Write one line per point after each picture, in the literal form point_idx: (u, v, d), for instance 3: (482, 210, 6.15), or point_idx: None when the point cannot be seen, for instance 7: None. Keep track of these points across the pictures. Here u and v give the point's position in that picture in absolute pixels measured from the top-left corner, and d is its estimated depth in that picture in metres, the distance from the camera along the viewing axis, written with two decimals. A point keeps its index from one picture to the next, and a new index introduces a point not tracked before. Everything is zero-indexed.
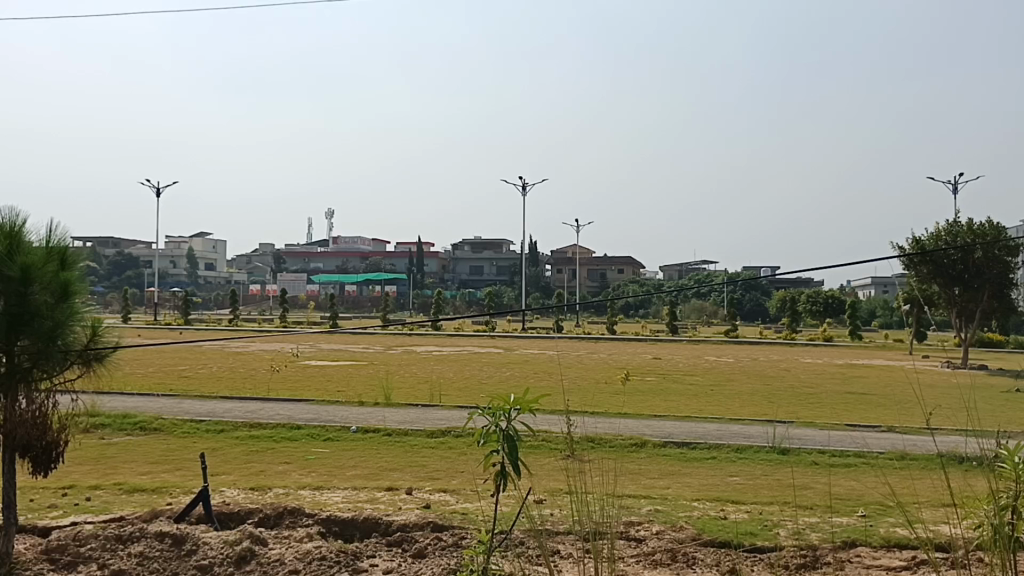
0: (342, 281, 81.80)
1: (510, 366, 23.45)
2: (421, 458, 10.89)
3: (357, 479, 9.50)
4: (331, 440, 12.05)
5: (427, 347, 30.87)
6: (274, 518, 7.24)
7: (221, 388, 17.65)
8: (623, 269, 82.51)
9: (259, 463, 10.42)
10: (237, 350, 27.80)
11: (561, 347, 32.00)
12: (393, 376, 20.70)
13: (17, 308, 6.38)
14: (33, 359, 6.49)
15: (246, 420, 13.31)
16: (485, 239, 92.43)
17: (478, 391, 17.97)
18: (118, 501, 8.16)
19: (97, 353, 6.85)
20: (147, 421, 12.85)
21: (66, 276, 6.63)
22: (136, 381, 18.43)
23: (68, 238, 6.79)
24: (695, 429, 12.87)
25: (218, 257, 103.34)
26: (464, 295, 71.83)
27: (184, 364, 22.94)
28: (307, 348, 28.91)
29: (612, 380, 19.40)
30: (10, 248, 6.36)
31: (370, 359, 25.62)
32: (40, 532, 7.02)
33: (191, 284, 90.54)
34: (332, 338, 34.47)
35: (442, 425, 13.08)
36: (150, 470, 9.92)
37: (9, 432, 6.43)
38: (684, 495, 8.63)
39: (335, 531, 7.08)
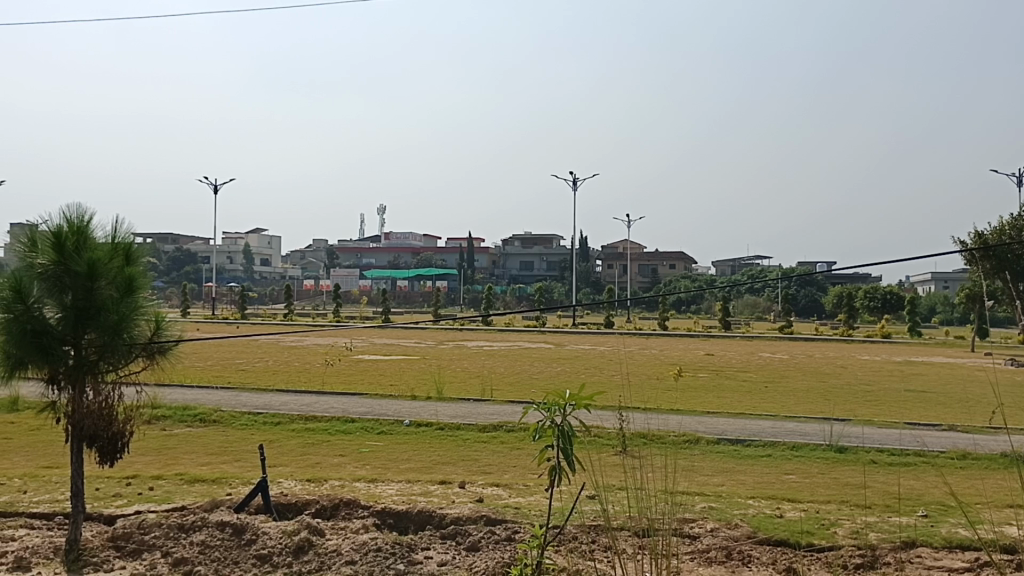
0: (393, 276, 82.50)
1: (561, 362, 23.41)
2: (474, 452, 10.95)
3: (410, 472, 9.59)
4: (385, 434, 12.18)
5: (477, 342, 30.99)
6: (330, 509, 7.35)
7: (276, 381, 17.95)
8: (674, 265, 81.77)
9: (315, 456, 10.59)
10: (292, 344, 28.22)
11: (612, 343, 31.91)
12: (444, 371, 20.82)
13: (84, 302, 6.60)
14: (99, 352, 6.69)
15: (301, 413, 13.52)
16: (535, 234, 92.47)
17: (529, 387, 17.97)
18: (179, 490, 8.37)
19: (160, 346, 7.02)
20: (206, 413, 13.15)
21: (130, 272, 6.81)
22: (195, 373, 18.83)
23: (133, 234, 6.99)
24: (749, 426, 12.73)
25: (273, 252, 104.94)
26: (515, 291, 71.90)
27: (240, 357, 23.38)
28: (360, 343, 29.21)
29: (664, 377, 19.28)
30: (77, 244, 6.57)
31: (422, 354, 25.80)
32: (105, 520, 7.24)
33: (247, 279, 92.10)
34: (384, 333, 34.76)
35: (494, 420, 13.14)
36: (209, 461, 10.15)
37: (76, 423, 6.64)
38: (738, 493, 8.54)
39: (390, 523, 7.17)
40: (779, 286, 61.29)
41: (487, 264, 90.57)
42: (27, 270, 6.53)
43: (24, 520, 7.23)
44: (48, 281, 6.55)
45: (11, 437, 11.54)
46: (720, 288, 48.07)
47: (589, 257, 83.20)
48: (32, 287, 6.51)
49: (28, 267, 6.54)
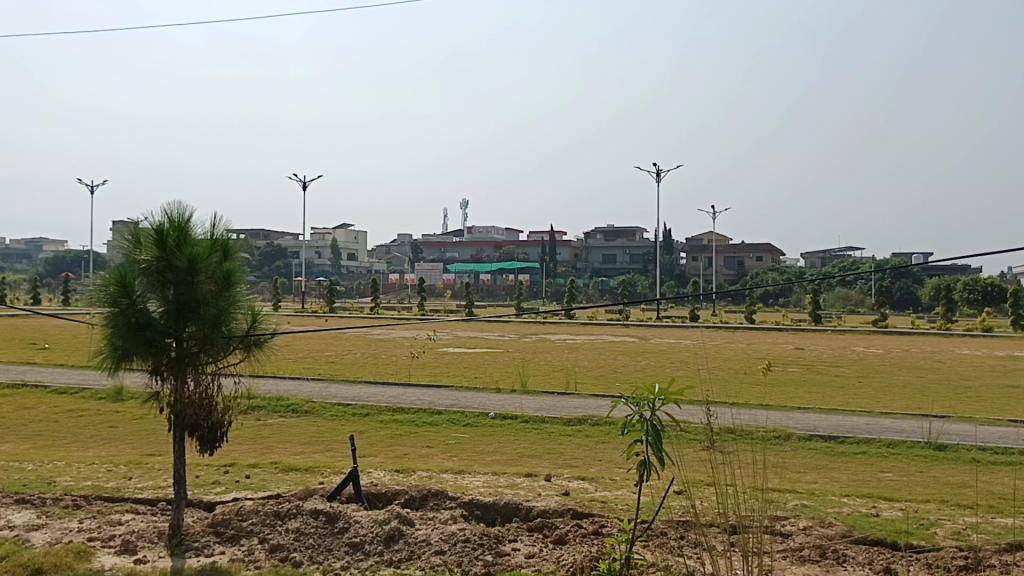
0: (476, 270, 83.13)
1: (645, 356, 23.25)
2: (559, 445, 10.97)
3: (497, 464, 9.67)
4: (471, 426, 12.30)
5: (561, 334, 31.02)
6: (418, 500, 7.47)
7: (364, 373, 18.34)
8: (762, 257, 80.10)
9: (403, 446, 10.78)
10: (379, 337, 28.74)
11: (698, 337, 31.47)
12: (529, 364, 20.95)
13: (184, 296, 6.86)
14: (200, 344, 6.95)
15: (389, 404, 13.78)
16: (617, 226, 91.78)
17: (614, 380, 17.89)
18: (275, 479, 8.64)
19: (257, 339, 7.25)
20: (298, 404, 13.53)
21: (228, 266, 7.05)
22: (287, 365, 19.40)
23: (230, 230, 7.22)
24: (842, 422, 12.37)
25: (358, 247, 107.11)
26: (597, 284, 71.65)
27: (330, 350, 23.96)
28: (444, 335, 29.55)
29: (752, 371, 18.94)
30: (178, 240, 6.83)
31: (507, 347, 25.94)
32: (205, 507, 7.52)
33: (334, 273, 94.13)
34: (467, 327, 35.15)
35: (580, 413, 13.12)
36: (302, 451, 10.44)
37: (178, 412, 6.91)
38: (833, 491, 8.30)
39: (477, 514, 7.24)
40: (872, 278, 59.38)
41: (569, 257, 90.59)
42: (133, 266, 6.82)
43: (130, 505, 7.57)
44: (152, 277, 6.83)
45: (117, 425, 12.13)
46: (809, 279, 46.85)
47: (672, 250, 82.20)
48: (137, 282, 6.81)
49: (134, 263, 6.83)
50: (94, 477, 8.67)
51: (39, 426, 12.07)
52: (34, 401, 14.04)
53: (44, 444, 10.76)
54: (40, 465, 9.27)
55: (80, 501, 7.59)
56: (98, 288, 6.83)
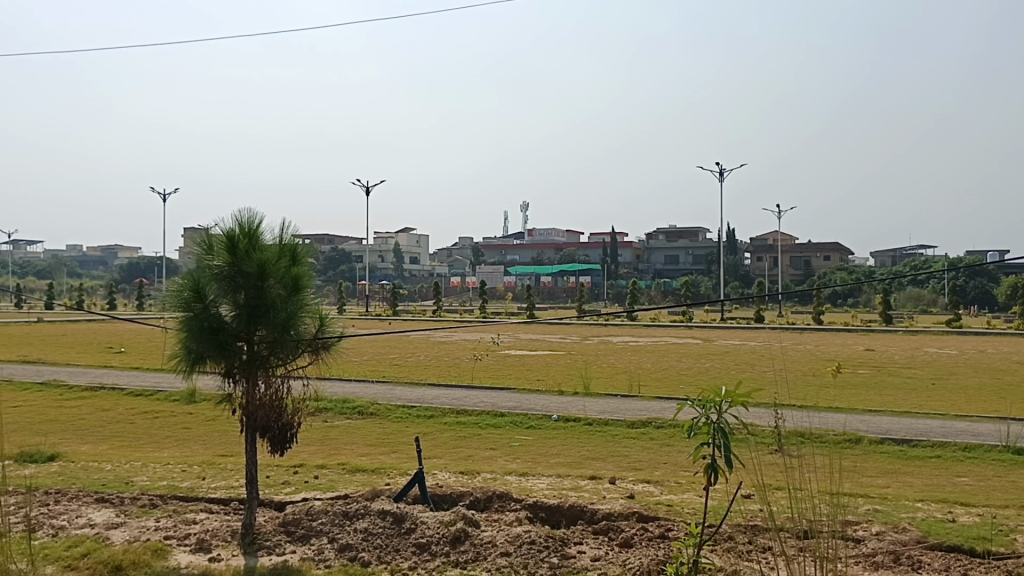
0: (537, 273, 83.16)
1: (710, 357, 22.98)
2: (624, 448, 10.92)
3: (561, 467, 9.66)
4: (534, 428, 12.32)
5: (622, 337, 30.87)
6: (484, 501, 7.50)
7: (427, 375, 18.52)
8: (829, 256, 78.42)
9: (467, 448, 10.85)
10: (441, 339, 29.00)
11: (763, 338, 30.99)
12: (591, 366, 20.89)
13: (255, 300, 7.03)
14: (270, 347, 7.11)
15: (452, 406, 13.90)
16: (680, 227, 90.84)
17: (678, 382, 17.75)
18: (342, 479, 8.79)
19: (325, 342, 7.38)
20: (364, 406, 13.73)
21: (297, 271, 7.21)
22: (352, 368, 19.72)
23: (298, 236, 7.38)
24: (915, 425, 12.05)
25: (420, 250, 108.21)
26: (659, 285, 71.11)
27: (394, 352, 24.26)
28: (507, 338, 29.61)
29: (820, 373, 18.55)
30: (248, 246, 7.01)
31: (568, 349, 25.91)
32: (276, 506, 7.69)
33: (397, 277, 95.21)
34: (529, 328, 35.28)
35: (644, 415, 13.04)
36: (369, 452, 10.59)
37: (250, 414, 7.09)
38: (906, 496, 8.09)
39: (542, 516, 7.25)
40: (946, 277, 57.64)
41: (631, 258, 90.08)
42: (205, 271, 7.01)
43: (204, 504, 7.78)
44: (224, 281, 7.00)
45: (190, 426, 12.47)
46: (879, 278, 45.75)
47: (736, 250, 81.15)
48: (210, 286, 6.98)
49: (207, 268, 7.02)
50: (169, 476, 8.94)
51: (116, 427, 12.50)
52: (112, 402, 14.54)
53: (121, 445, 11.13)
54: (118, 465, 9.60)
55: (156, 500, 7.83)
56: (173, 293, 7.03)
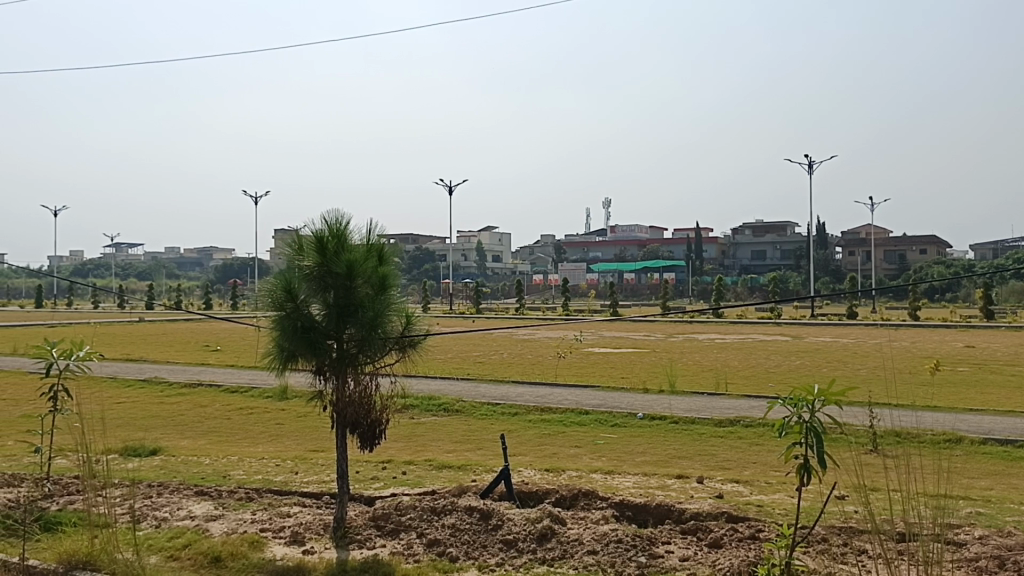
0: (620, 270, 82.58)
1: (799, 355, 22.41)
2: (711, 447, 10.75)
3: (647, 465, 9.58)
4: (619, 426, 12.24)
5: (708, 334, 30.36)
6: (569, 499, 7.49)
7: (511, 373, 18.60)
8: (926, 250, 75.53)
9: (552, 446, 10.85)
10: (525, 338, 29.06)
11: (857, 335, 30.05)
12: (676, 364, 20.64)
13: (344, 300, 7.19)
14: (359, 345, 7.26)
15: (536, 404, 13.92)
16: (767, 222, 88.87)
17: (767, 380, 17.37)
18: (430, 475, 8.91)
19: (411, 340, 7.50)
20: (449, 403, 13.88)
21: (383, 271, 7.34)
22: (437, 366, 19.94)
23: (385, 236, 7.50)
24: (1020, 425, 11.51)
25: (502, 248, 108.78)
26: (746, 281, 69.74)
27: (478, 350, 24.44)
28: (590, 336, 29.50)
29: (917, 371, 17.88)
30: (337, 247, 7.16)
31: (653, 346, 25.65)
32: (365, 501, 7.84)
33: (480, 275, 95.90)
34: (613, 326, 35.10)
35: (732, 414, 12.81)
36: (455, 449, 10.70)
37: (340, 411, 7.25)
38: (1012, 499, 7.73)
39: (628, 515, 7.19)
40: None
41: (716, 254, 88.64)
42: (296, 272, 7.19)
43: (297, 498, 8.00)
44: (314, 282, 7.17)
45: (282, 423, 12.83)
46: (980, 274, 43.82)
47: (826, 245, 78.96)
48: (301, 286, 7.16)
49: (297, 269, 7.20)
50: (264, 471, 9.22)
51: (213, 422, 12.95)
52: (209, 399, 15.08)
53: (218, 440, 11.53)
54: (215, 459, 9.94)
55: (251, 494, 8.09)
56: (266, 293, 7.23)
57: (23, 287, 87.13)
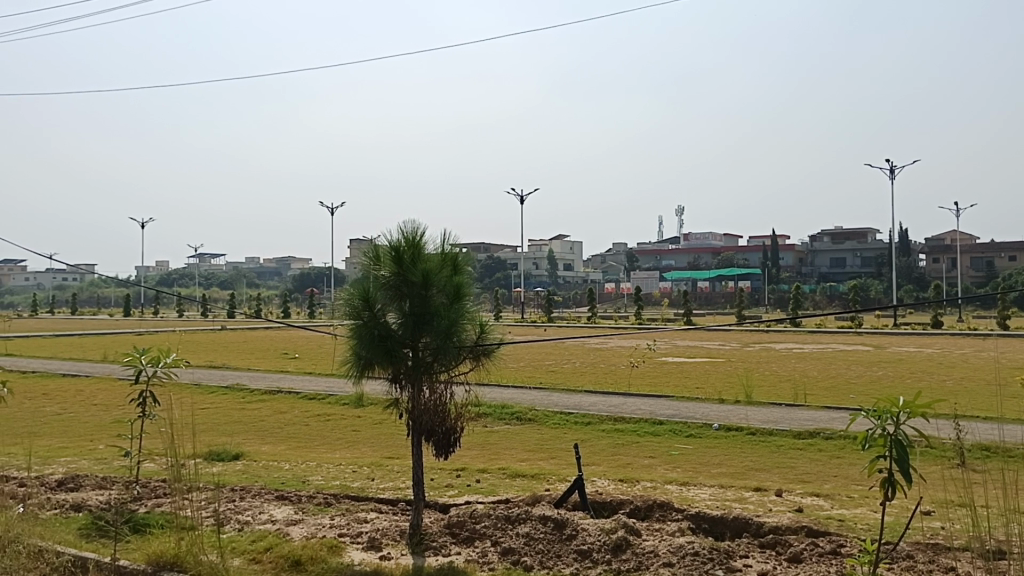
0: (694, 278, 81.65)
1: (882, 365, 21.78)
2: (790, 459, 10.53)
3: (723, 477, 9.43)
4: (694, 437, 12.10)
5: (786, 344, 29.78)
6: (644, 510, 7.42)
7: (584, 382, 18.56)
8: (1016, 256, 72.50)
9: (626, 456, 10.79)
10: (598, 347, 28.97)
11: (944, 345, 29.04)
12: (753, 374, 20.30)
13: (420, 309, 7.28)
14: (434, 354, 7.34)
15: (609, 413, 13.86)
16: (846, 228, 86.65)
17: (847, 391, 16.94)
18: (503, 484, 8.94)
19: (486, 348, 7.56)
20: (522, 412, 13.93)
21: (458, 280, 7.41)
22: (511, 374, 20.03)
23: (459, 245, 7.58)
24: None
25: (574, 257, 108.72)
26: (824, 289, 68.16)
27: (551, 359, 24.46)
28: (664, 345, 29.24)
29: (1009, 383, 17.16)
30: (413, 256, 7.27)
31: (728, 356, 25.28)
32: (440, 508, 7.92)
33: (551, 284, 95.98)
34: (687, 335, 34.70)
35: (811, 426, 12.54)
36: (528, 457, 10.73)
37: (415, 418, 7.37)
38: None
39: (705, 528, 7.08)
40: None
41: (793, 262, 86.92)
42: (373, 281, 7.31)
43: (374, 504, 8.12)
44: (390, 290, 7.28)
45: (359, 429, 13.05)
46: None
47: (909, 251, 76.60)
48: (377, 295, 7.29)
49: (374, 278, 7.33)
50: (341, 477, 9.40)
51: (293, 428, 13.27)
52: (288, 405, 15.46)
53: (297, 446, 11.80)
54: (295, 465, 10.18)
55: (330, 499, 8.24)
56: (344, 302, 7.37)
57: (112, 295, 91.05)
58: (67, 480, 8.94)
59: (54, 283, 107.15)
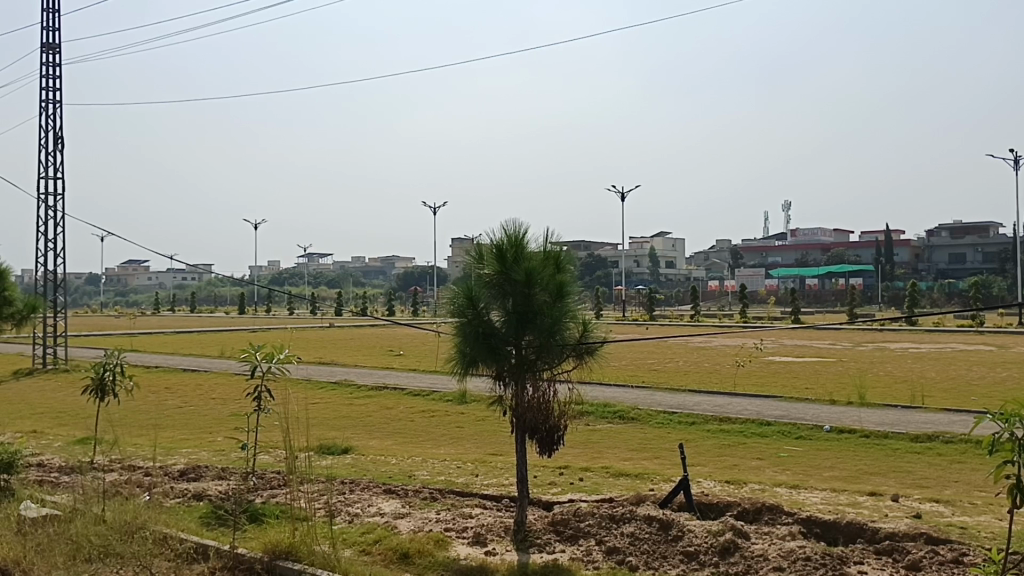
0: (801, 275, 79.26)
1: (1006, 366, 20.61)
2: (906, 463, 10.10)
3: (835, 481, 9.12)
4: (804, 439, 11.74)
5: (901, 343, 28.55)
6: (752, 513, 7.24)
7: (688, 382, 18.25)
8: None
9: (733, 457, 10.56)
10: (701, 346, 28.48)
11: None
12: (866, 374, 19.54)
13: (523, 307, 7.31)
14: (537, 352, 7.38)
15: (715, 413, 13.60)
16: (966, 222, 82.39)
17: (969, 393, 16.11)
18: (607, 483, 8.89)
19: (589, 347, 7.54)
20: (625, 410, 13.82)
21: (561, 279, 7.41)
22: (613, 373, 19.89)
23: (562, 243, 7.56)
24: None
25: (676, 254, 107.15)
26: (942, 285, 65.03)
27: (654, 358, 24.17)
28: (771, 344, 28.49)
29: None
30: (516, 255, 7.30)
31: (839, 356, 24.43)
32: (544, 505, 7.94)
33: (653, 281, 94.86)
34: (796, 334, 33.68)
35: (930, 429, 11.99)
36: (632, 457, 10.63)
37: (519, 416, 7.43)
38: None
39: (816, 532, 6.87)
40: None
41: (909, 258, 83.34)
42: (477, 280, 7.39)
43: (478, 500, 8.21)
44: (494, 289, 7.34)
45: (463, 426, 13.22)
46: None
47: None
48: (481, 294, 7.35)
49: (478, 277, 7.39)
50: (447, 472, 9.54)
51: (399, 423, 13.56)
52: (394, 401, 15.78)
53: (403, 441, 12.04)
54: (402, 460, 10.38)
55: (435, 494, 8.39)
56: (448, 300, 7.46)
57: (228, 295, 94.97)
58: (189, 470, 9.39)
59: (175, 282, 112.56)
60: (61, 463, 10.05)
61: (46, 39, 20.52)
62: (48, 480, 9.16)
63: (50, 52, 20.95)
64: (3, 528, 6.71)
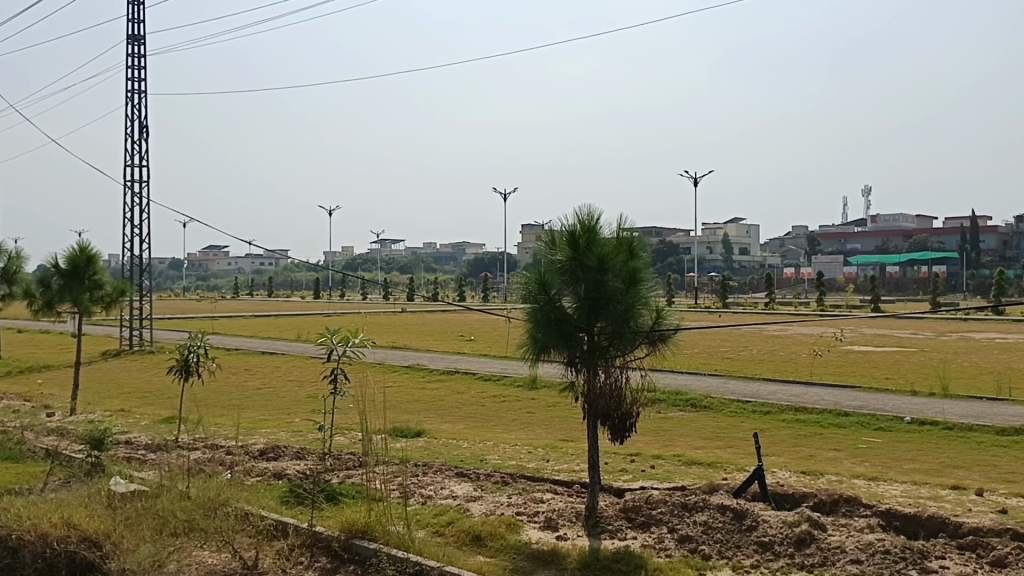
0: (882, 262, 76.96)
1: None
2: (991, 457, 9.77)
3: (916, 473, 8.88)
4: (883, 430, 11.45)
5: (987, 333, 27.50)
6: (830, 504, 7.11)
7: (762, 371, 17.91)
8: None
9: (809, 448, 10.36)
10: (776, 335, 27.90)
11: None
12: (949, 365, 18.89)
13: (595, 293, 7.29)
14: (609, 338, 7.36)
15: (790, 403, 13.36)
16: None
17: None
18: (679, 471, 8.83)
19: (661, 334, 7.48)
20: (697, 399, 13.69)
21: (634, 265, 7.35)
22: (685, 361, 19.70)
23: (634, 229, 7.50)
24: None
25: (750, 241, 105.12)
26: None
27: (727, 346, 23.83)
28: (850, 333, 27.77)
29: None
30: (589, 240, 7.27)
31: (921, 346, 23.65)
32: (615, 492, 7.94)
33: (727, 268, 93.33)
34: (875, 323, 32.79)
35: (1015, 422, 11.57)
36: (705, 445, 10.53)
37: (591, 402, 7.43)
38: None
39: (896, 525, 6.71)
40: None
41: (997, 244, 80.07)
42: (549, 266, 7.39)
43: (549, 485, 8.25)
44: (566, 275, 7.34)
45: (534, 411, 13.26)
46: None
47: None
48: (554, 280, 7.35)
49: (550, 262, 7.40)
50: (518, 457, 9.60)
51: (471, 408, 13.68)
52: (465, 386, 15.93)
53: (475, 426, 12.15)
54: (474, 444, 10.49)
55: (507, 478, 8.45)
56: (520, 286, 7.50)
57: (304, 280, 97.09)
58: (268, 449, 9.66)
59: (253, 267, 115.52)
60: (148, 441, 10.45)
61: (131, 31, 21.23)
62: (136, 457, 9.53)
63: (136, 44, 21.65)
64: (94, 502, 7.00)
